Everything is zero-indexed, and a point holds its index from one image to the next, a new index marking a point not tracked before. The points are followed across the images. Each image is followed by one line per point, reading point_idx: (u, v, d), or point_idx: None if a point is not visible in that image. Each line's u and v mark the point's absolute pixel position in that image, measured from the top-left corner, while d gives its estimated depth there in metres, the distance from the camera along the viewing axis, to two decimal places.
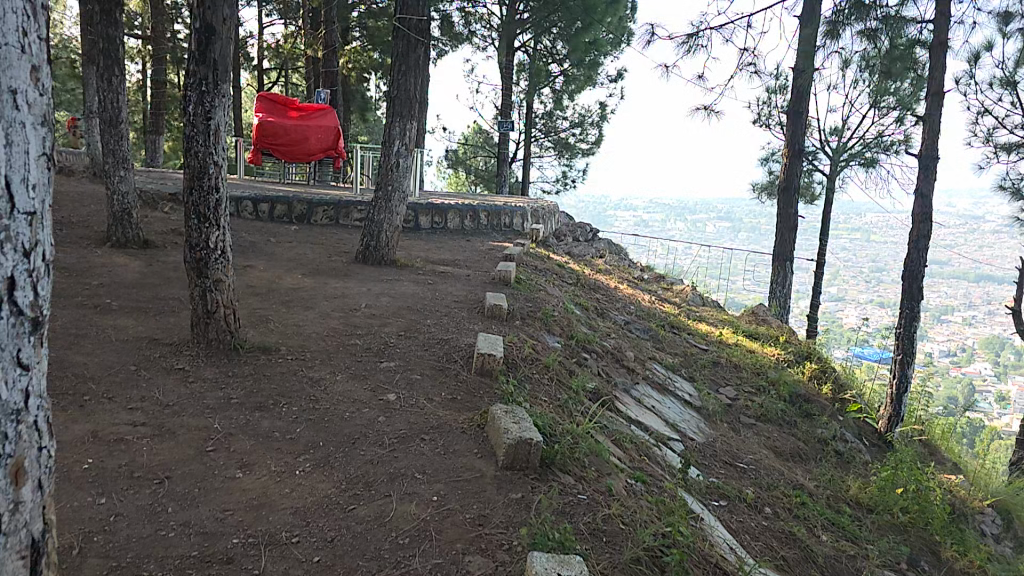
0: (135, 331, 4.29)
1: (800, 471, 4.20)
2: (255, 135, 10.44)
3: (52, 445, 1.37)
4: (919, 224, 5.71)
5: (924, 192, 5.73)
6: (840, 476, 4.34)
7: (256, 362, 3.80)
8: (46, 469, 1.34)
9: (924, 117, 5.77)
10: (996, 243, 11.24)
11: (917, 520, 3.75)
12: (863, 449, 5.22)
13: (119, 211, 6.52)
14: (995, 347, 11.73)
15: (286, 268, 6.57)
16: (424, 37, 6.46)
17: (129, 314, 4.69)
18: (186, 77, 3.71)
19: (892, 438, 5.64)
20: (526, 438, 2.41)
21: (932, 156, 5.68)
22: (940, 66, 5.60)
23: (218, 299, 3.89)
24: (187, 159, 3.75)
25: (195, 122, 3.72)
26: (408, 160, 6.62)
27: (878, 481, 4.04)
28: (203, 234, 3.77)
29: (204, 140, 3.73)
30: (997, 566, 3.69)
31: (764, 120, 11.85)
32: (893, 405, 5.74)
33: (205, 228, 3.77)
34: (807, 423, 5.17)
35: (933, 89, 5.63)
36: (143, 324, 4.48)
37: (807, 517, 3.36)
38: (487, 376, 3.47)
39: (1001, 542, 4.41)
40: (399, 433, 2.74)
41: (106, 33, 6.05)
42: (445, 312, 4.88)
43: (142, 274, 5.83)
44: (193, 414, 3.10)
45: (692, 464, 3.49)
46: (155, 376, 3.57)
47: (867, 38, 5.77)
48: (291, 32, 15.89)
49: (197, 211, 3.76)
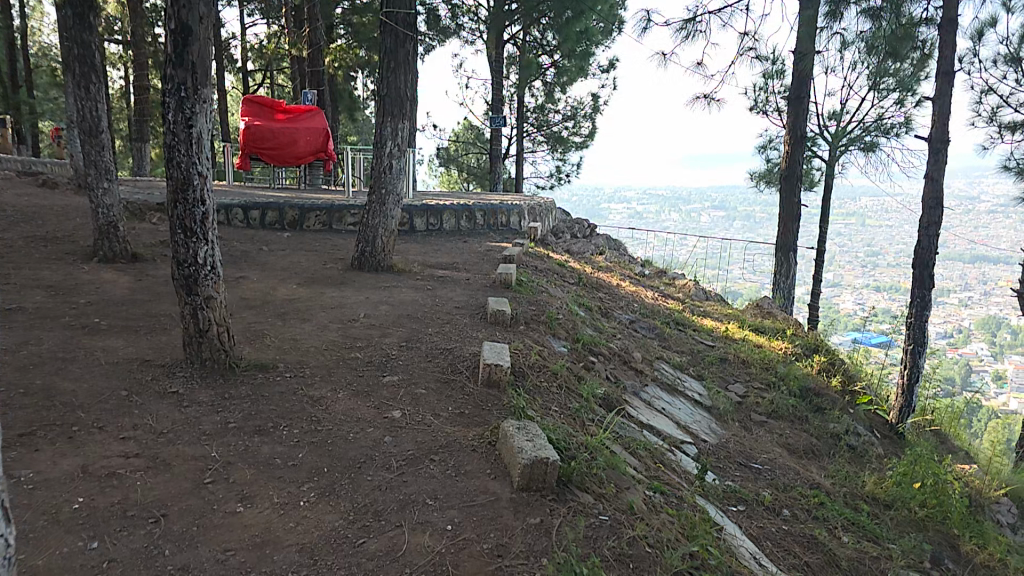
0: (126, 353, 4.15)
1: (815, 469, 4.19)
2: (242, 139, 10.21)
3: (9, 530, 1.27)
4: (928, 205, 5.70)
5: (932, 175, 5.71)
6: (854, 471, 4.33)
7: (253, 382, 3.68)
8: (5, 558, 1.24)
9: (933, 98, 5.72)
10: (992, 223, 11.34)
11: (934, 515, 3.73)
12: (874, 440, 5.23)
13: (105, 224, 6.33)
14: (991, 328, 12.06)
15: (280, 278, 6.42)
16: (413, 31, 6.32)
17: (119, 335, 4.53)
18: (164, 84, 3.54)
19: (903, 428, 5.65)
20: (541, 458, 2.32)
21: (942, 139, 5.64)
22: (946, 44, 5.56)
23: (209, 318, 3.77)
24: (170, 171, 3.60)
25: (176, 131, 3.56)
26: (401, 163, 6.49)
27: (894, 476, 4.02)
28: (190, 251, 3.64)
29: (186, 150, 3.57)
30: (1017, 557, 3.67)
31: (761, 107, 11.86)
32: (905, 396, 5.73)
33: (192, 243, 3.63)
34: (819, 417, 5.16)
35: (942, 69, 5.59)
36: (134, 344, 4.33)
37: (827, 518, 3.34)
38: (494, 387, 3.38)
39: (1017, 531, 4.43)
40: (407, 455, 2.66)
41: (80, 38, 5.83)
42: (447, 319, 4.79)
43: (132, 290, 5.66)
44: (189, 441, 2.99)
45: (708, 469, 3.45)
46: (148, 401, 3.43)
47: (869, 18, 5.72)
48: (276, 32, 15.57)
49: (183, 227, 3.62)
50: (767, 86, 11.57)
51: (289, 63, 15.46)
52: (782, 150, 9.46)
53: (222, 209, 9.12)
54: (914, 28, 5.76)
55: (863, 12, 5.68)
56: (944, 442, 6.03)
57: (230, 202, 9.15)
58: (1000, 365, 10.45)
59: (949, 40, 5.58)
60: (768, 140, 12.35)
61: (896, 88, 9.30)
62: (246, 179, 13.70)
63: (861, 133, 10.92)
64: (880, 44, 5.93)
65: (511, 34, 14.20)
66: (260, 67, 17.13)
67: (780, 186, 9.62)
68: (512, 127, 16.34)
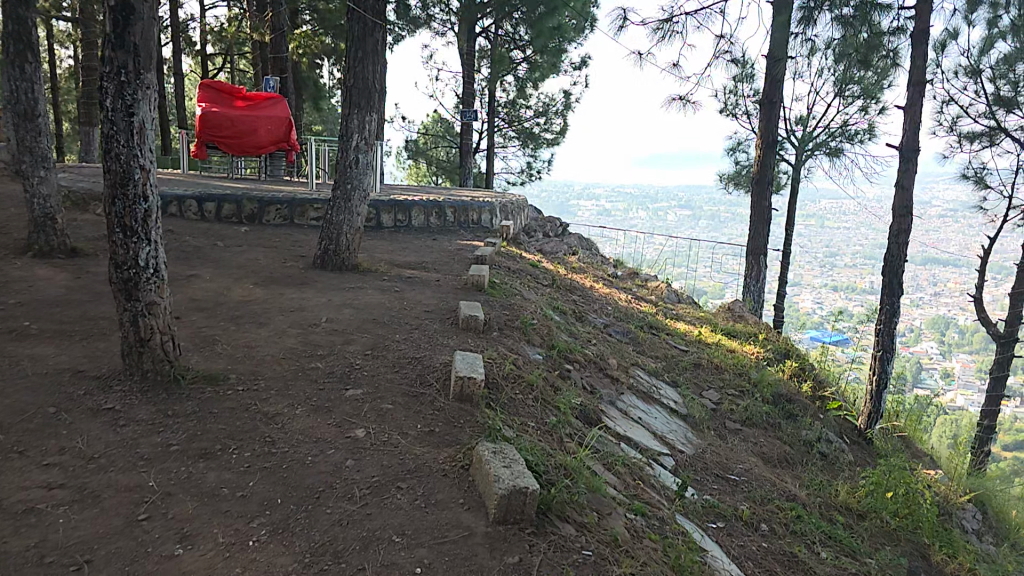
0: (55, 363, 3.68)
1: (790, 478, 4.26)
2: (196, 126, 9.49)
3: None
4: (898, 214, 5.91)
5: (903, 184, 5.94)
6: (827, 480, 4.43)
7: (202, 396, 3.34)
8: None
9: (906, 106, 5.96)
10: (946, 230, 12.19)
11: (906, 524, 3.89)
12: (844, 446, 5.38)
13: (41, 216, 5.69)
14: (940, 327, 12.87)
15: (236, 277, 5.97)
16: (383, 20, 5.98)
17: (50, 340, 4.03)
18: (100, 66, 3.11)
19: (870, 434, 5.87)
20: (520, 487, 2.18)
21: (913, 149, 5.88)
22: (920, 54, 5.79)
23: (151, 326, 3.38)
24: (106, 162, 3.18)
25: (113, 119, 3.13)
26: (368, 158, 6.15)
27: (866, 485, 4.13)
28: (129, 252, 3.24)
29: (126, 141, 3.17)
30: (983, 566, 3.83)
31: (732, 109, 12.17)
32: (872, 402, 5.96)
33: (132, 245, 3.24)
34: (792, 424, 5.27)
35: (915, 78, 5.82)
36: (69, 352, 3.86)
37: (805, 532, 3.39)
38: (466, 401, 3.19)
39: (982, 538, 4.64)
40: (371, 483, 2.45)
41: (14, 12, 5.07)
42: (416, 325, 4.55)
43: (69, 288, 5.09)
44: (122, 468, 2.64)
45: (687, 484, 3.40)
46: (79, 420, 3.04)
47: (843, 26, 5.85)
48: (237, 15, 14.68)
49: (122, 226, 3.21)
50: (738, 89, 11.87)
51: (251, 48, 14.62)
52: (754, 154, 9.72)
53: (173, 200, 8.47)
54: (883, 38, 5.97)
55: (838, 19, 5.83)
56: (909, 447, 6.25)
57: (182, 193, 8.56)
58: (947, 362, 11.21)
59: (921, 52, 5.81)
60: (737, 142, 12.71)
61: (860, 96, 9.75)
62: (201, 170, 12.79)
63: (826, 139, 11.40)
64: (851, 51, 6.10)
65: (483, 27, 13.98)
66: (221, 50, 16.15)
67: (752, 189, 9.88)
68: (482, 122, 16.15)
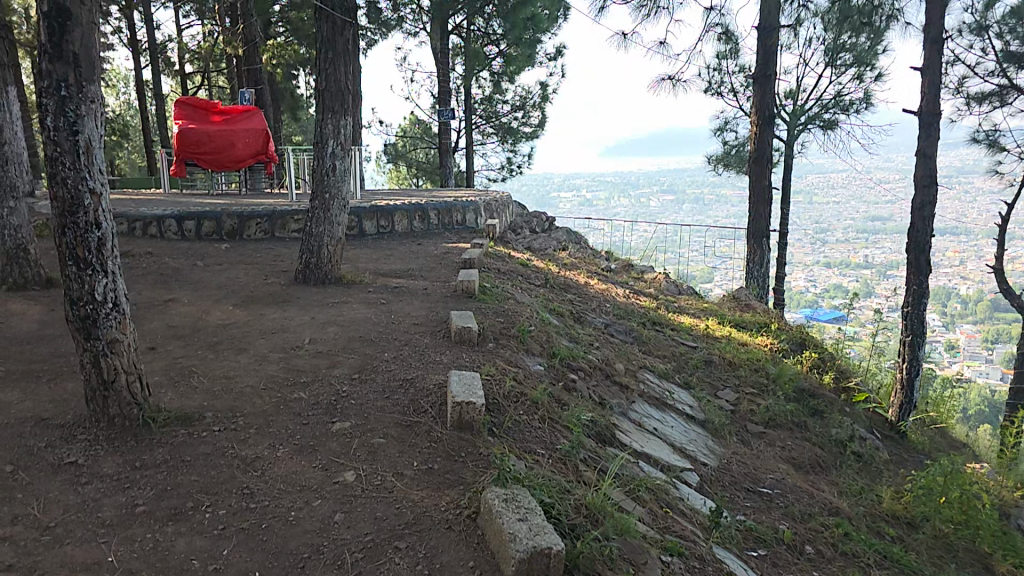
0: (17, 411, 3.26)
1: (828, 488, 4.11)
2: (174, 145, 9.01)
3: None
4: (921, 184, 5.72)
5: (922, 152, 5.73)
6: (868, 487, 4.32)
7: (174, 441, 2.97)
8: None
9: (922, 73, 5.77)
10: (971, 199, 12.12)
11: (964, 533, 3.73)
12: (877, 443, 5.21)
13: (13, 247, 5.23)
14: (941, 300, 12.99)
15: (216, 298, 5.55)
16: (353, 18, 5.59)
17: (12, 384, 3.60)
18: (38, 80, 2.71)
19: (904, 428, 5.72)
20: (542, 548, 1.89)
21: (930, 113, 5.72)
22: (931, 17, 5.61)
23: (115, 366, 2.99)
24: (51, 186, 2.77)
25: (55, 139, 2.73)
26: (346, 163, 5.75)
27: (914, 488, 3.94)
28: (84, 285, 2.84)
29: (73, 163, 2.76)
30: None
31: (716, 88, 11.96)
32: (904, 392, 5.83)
33: (87, 278, 2.83)
34: (820, 424, 5.10)
35: (932, 37, 5.62)
36: (31, 397, 3.43)
37: (858, 554, 3.23)
38: (467, 430, 2.88)
39: None
40: (363, 544, 2.15)
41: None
42: (405, 341, 4.20)
43: (43, 323, 4.63)
44: (80, 540, 2.28)
45: (720, 506, 3.18)
46: (36, 481, 2.65)
47: None
48: (211, 30, 14.16)
49: (75, 258, 2.81)
50: (721, 67, 11.68)
51: (226, 62, 14.09)
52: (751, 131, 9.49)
53: (152, 221, 8.07)
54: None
55: None
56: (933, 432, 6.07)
57: (161, 212, 8.16)
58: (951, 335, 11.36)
59: (930, 13, 5.64)
60: (724, 122, 12.51)
61: (853, 63, 9.61)
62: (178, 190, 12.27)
63: (818, 111, 11.27)
64: (852, 15, 5.92)
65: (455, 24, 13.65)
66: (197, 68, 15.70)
67: (749, 168, 9.65)
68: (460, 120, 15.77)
